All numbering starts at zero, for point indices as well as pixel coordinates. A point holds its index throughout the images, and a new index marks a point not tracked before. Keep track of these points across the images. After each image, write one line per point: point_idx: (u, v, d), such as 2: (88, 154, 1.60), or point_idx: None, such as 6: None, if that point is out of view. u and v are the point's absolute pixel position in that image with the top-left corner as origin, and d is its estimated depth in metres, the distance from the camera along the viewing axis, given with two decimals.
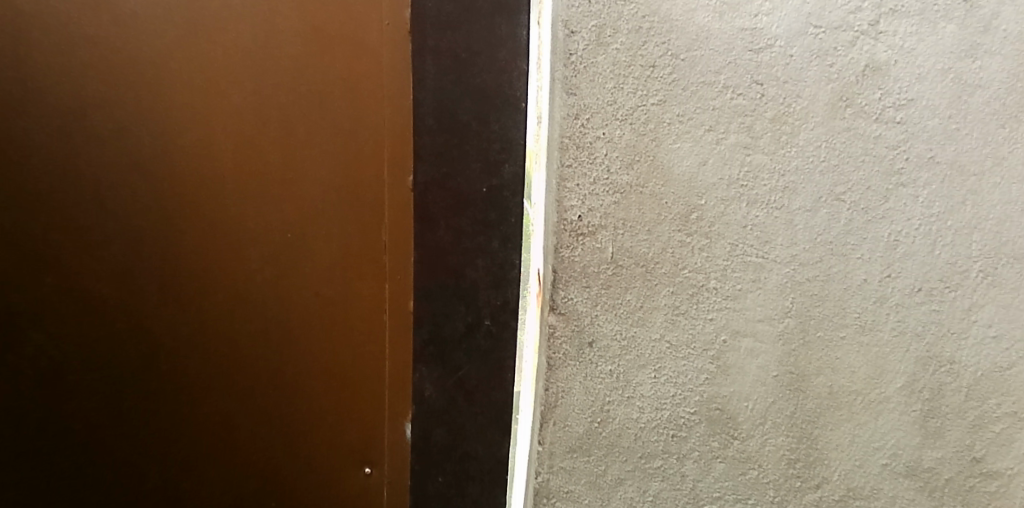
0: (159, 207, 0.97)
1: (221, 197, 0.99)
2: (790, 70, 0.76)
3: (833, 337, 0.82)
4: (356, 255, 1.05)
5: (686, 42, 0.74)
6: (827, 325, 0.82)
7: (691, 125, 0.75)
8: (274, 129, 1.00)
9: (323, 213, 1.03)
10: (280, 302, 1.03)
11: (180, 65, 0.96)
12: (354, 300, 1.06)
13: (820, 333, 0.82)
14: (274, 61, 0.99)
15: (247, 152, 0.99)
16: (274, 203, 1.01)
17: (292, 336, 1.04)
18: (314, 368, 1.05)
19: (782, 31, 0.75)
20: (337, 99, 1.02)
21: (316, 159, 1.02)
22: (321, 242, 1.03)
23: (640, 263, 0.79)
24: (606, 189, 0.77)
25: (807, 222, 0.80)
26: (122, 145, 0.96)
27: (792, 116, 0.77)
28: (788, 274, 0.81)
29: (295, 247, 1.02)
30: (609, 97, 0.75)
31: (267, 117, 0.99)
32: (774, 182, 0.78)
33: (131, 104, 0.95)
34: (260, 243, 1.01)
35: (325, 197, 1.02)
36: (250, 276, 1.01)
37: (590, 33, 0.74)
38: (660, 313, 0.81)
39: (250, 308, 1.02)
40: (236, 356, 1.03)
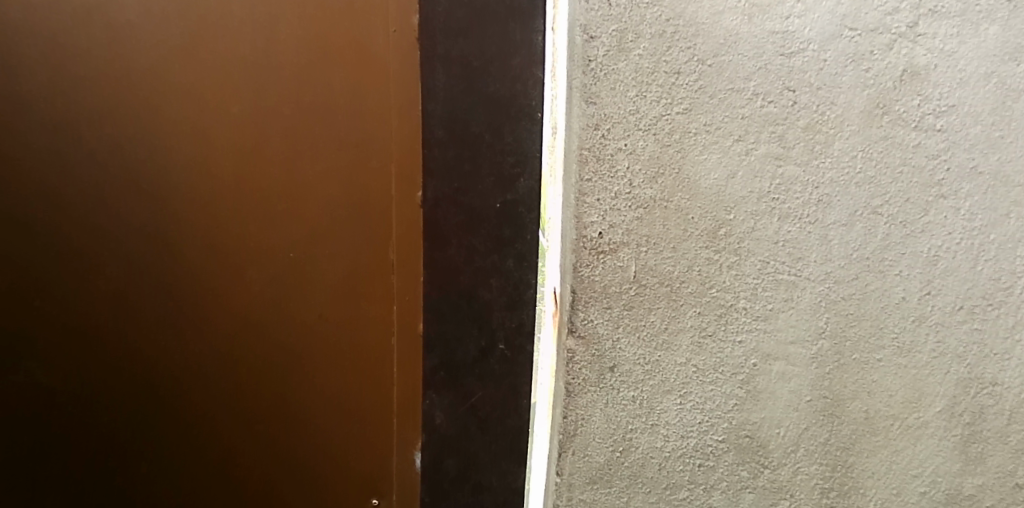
0: (167, 230, 0.95)
1: (224, 216, 0.95)
2: (824, 76, 0.71)
3: (870, 360, 0.77)
4: (361, 277, 0.98)
5: (713, 46, 0.69)
6: (863, 347, 0.77)
7: (718, 135, 0.71)
8: (276, 143, 0.94)
9: (326, 230, 0.97)
10: (282, 323, 0.99)
11: (180, 80, 0.92)
12: (361, 323, 0.99)
13: (856, 355, 0.77)
14: (275, 68, 0.93)
15: (251, 168, 0.95)
16: (277, 222, 0.96)
17: (296, 361, 1.00)
18: (316, 391, 1.01)
19: (815, 34, 0.70)
20: (342, 108, 0.94)
21: (320, 175, 0.95)
22: (325, 261, 0.98)
23: (665, 283, 0.74)
24: (628, 204, 0.72)
25: (842, 237, 0.75)
26: (125, 167, 0.93)
27: (826, 124, 0.72)
28: (822, 292, 0.76)
29: (298, 267, 0.98)
30: (632, 106, 0.70)
31: (270, 131, 0.94)
32: (807, 194, 0.73)
33: (130, 122, 0.92)
34: (264, 264, 0.97)
35: (329, 212, 0.97)
36: (254, 299, 0.98)
37: (610, 38, 0.70)
38: (686, 336, 0.76)
39: (252, 332, 0.99)
40: (242, 380, 1.00)
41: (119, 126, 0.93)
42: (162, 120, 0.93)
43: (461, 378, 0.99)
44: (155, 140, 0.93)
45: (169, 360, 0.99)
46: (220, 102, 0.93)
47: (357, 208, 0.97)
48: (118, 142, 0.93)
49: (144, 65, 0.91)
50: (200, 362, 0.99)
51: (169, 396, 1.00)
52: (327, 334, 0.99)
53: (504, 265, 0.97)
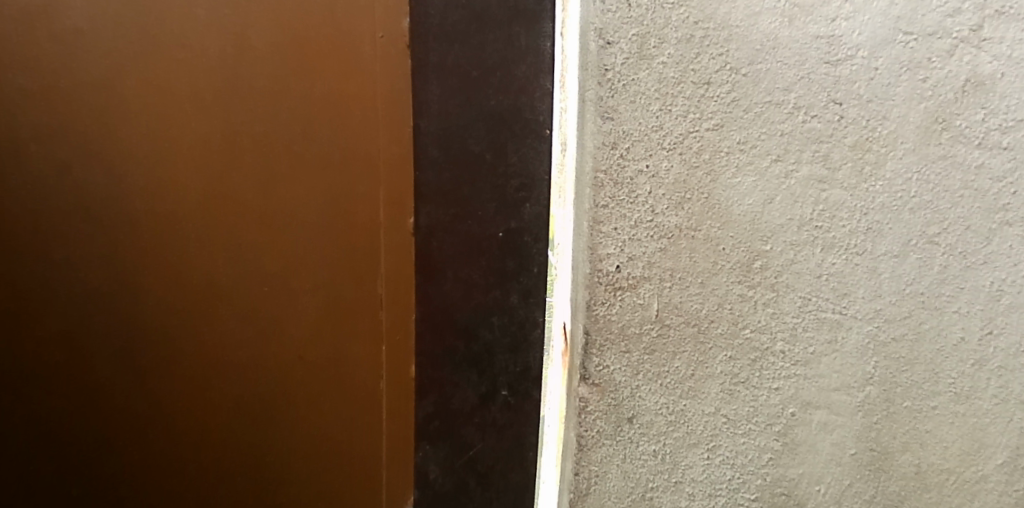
0: (141, 257, 0.85)
1: (190, 242, 0.84)
2: (875, 86, 0.61)
3: (923, 408, 0.67)
4: (340, 323, 0.82)
5: (749, 53, 0.60)
6: (915, 393, 0.67)
7: (754, 154, 0.61)
8: (244, 157, 0.81)
9: (306, 256, 0.82)
10: (255, 366, 0.85)
11: (134, 93, 0.82)
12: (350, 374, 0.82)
13: (907, 403, 0.67)
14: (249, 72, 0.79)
15: (230, 188, 0.82)
16: (249, 248, 0.83)
17: (265, 413, 0.85)
18: (296, 446, 0.85)
19: (865, 38, 0.61)
20: (327, 114, 0.79)
21: (292, 193, 0.81)
22: (302, 295, 0.83)
23: (691, 323, 0.64)
24: (650, 234, 0.62)
25: (894, 270, 0.65)
26: (82, 187, 0.84)
27: (876, 141, 0.63)
28: (870, 333, 0.67)
29: (272, 299, 0.83)
30: (654, 121, 0.61)
31: (235, 144, 0.81)
32: (854, 222, 0.64)
33: (89, 141, 0.84)
34: (234, 297, 0.84)
35: (309, 236, 0.81)
36: (225, 335, 0.85)
37: (630, 44, 0.60)
38: (715, 383, 0.66)
39: (224, 372, 0.86)
40: (207, 431, 0.88)
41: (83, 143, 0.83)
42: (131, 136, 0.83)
43: (458, 429, 0.79)
44: (124, 156, 0.83)
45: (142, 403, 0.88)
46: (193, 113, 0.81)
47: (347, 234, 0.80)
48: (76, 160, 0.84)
49: (109, 73, 0.82)
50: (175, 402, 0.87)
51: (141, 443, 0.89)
52: (305, 381, 0.84)
53: (507, 301, 0.79)
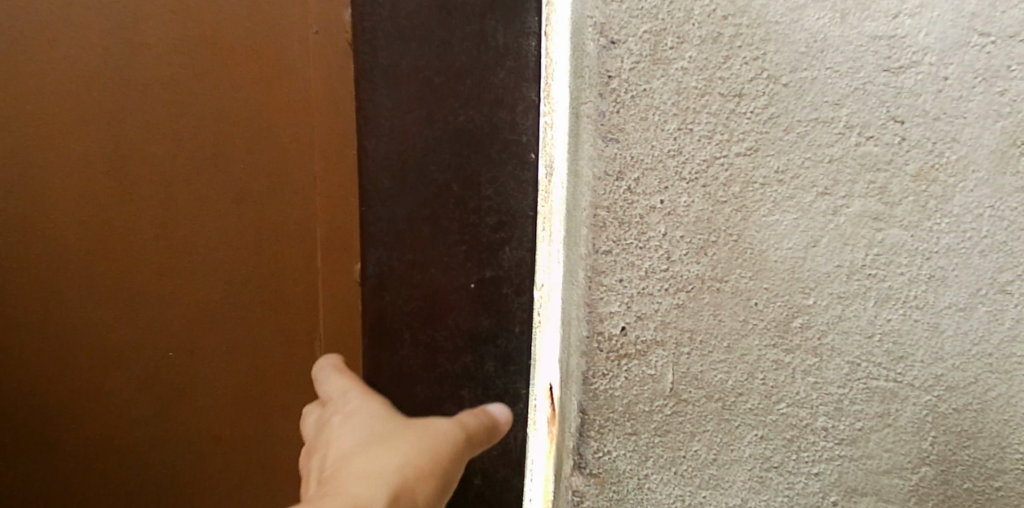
0: (146, 214, 1.19)
1: (163, 190, 1.19)
2: (945, 100, 0.49)
3: (986, 491, 0.55)
4: (286, 243, 1.26)
5: (791, 56, 0.47)
6: (977, 473, 0.54)
7: (796, 186, 0.48)
8: (210, 136, 1.19)
9: (255, 203, 1.23)
10: (208, 277, 1.23)
11: (128, 81, 1.15)
12: (303, 250, 1.26)
13: (968, 485, 0.55)
14: (216, 97, 1.18)
15: (186, 152, 1.19)
16: (207, 199, 1.21)
17: (217, 312, 1.25)
18: (237, 328, 1.26)
19: (935, 40, 0.48)
20: (264, 98, 1.21)
21: (244, 160, 1.21)
22: (250, 225, 1.23)
23: (714, 397, 0.51)
24: (664, 287, 0.49)
25: (958, 327, 0.53)
26: (81, 154, 1.14)
27: (944, 169, 0.50)
28: (928, 404, 0.54)
29: (222, 233, 1.22)
30: (671, 144, 0.47)
31: (200, 124, 1.19)
32: (915, 268, 0.51)
33: (86, 119, 1.14)
34: (193, 231, 1.21)
35: (256, 190, 1.23)
36: (192, 252, 1.22)
37: (641, 45, 0.46)
38: (742, 470, 0.53)
39: (189, 285, 1.22)
40: (172, 336, 1.23)
41: (69, 163, 1.14)
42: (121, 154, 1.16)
43: None
44: (108, 140, 1.15)
45: (136, 352, 1.22)
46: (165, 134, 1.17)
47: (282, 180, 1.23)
48: (79, 140, 1.14)
49: (98, 65, 1.13)
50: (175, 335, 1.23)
51: (142, 382, 1.23)
52: (257, 286, 1.26)
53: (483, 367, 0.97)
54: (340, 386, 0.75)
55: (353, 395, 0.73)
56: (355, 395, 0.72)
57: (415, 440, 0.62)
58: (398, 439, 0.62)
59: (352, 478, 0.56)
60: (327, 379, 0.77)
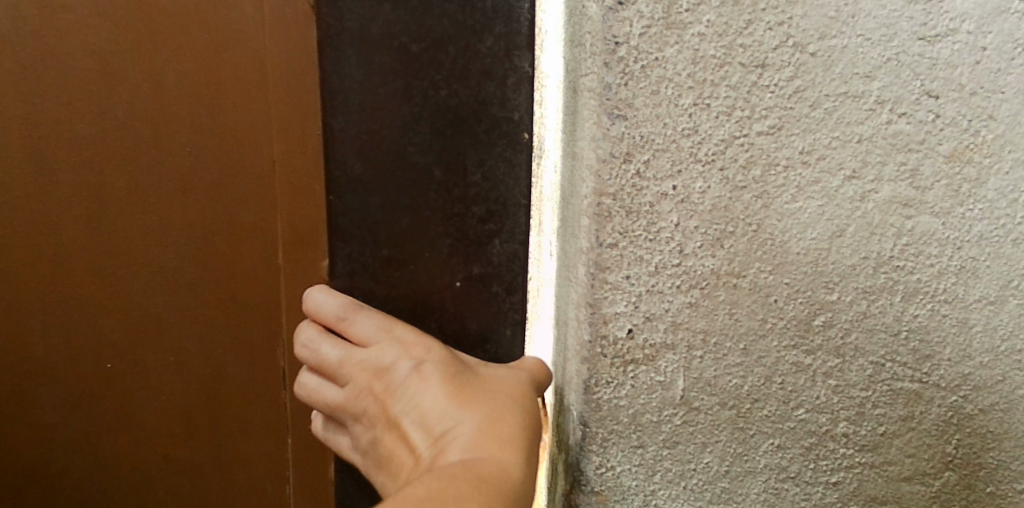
0: (61, 262, 0.75)
1: (71, 225, 0.73)
2: (982, 73, 0.44)
3: (1010, 495, 0.51)
4: (243, 277, 0.73)
5: (820, 22, 0.41)
6: (1002, 477, 0.51)
7: (822, 168, 0.43)
8: (117, 130, 0.69)
9: (190, 223, 0.72)
10: (146, 353, 0.77)
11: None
12: (245, 346, 0.75)
13: (993, 490, 0.51)
14: (129, 96, 0.69)
15: (89, 164, 0.71)
16: (137, 234, 0.72)
17: (164, 396, 0.78)
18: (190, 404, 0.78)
19: (973, 6, 0.43)
20: (170, 38, 0.66)
21: (168, 154, 0.70)
22: (195, 264, 0.73)
23: (728, 404, 0.46)
24: (676, 283, 0.44)
25: (989, 322, 0.48)
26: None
27: (980, 150, 0.45)
28: (953, 405, 0.49)
29: (156, 276, 0.74)
30: (685, 121, 0.42)
31: (93, 111, 0.69)
32: (944, 258, 0.47)
33: None
34: (121, 288, 0.75)
35: (194, 205, 0.71)
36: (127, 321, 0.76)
37: (652, 5, 0.40)
38: (756, 482, 0.48)
39: (120, 366, 0.78)
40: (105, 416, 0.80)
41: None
42: (86, 175, 0.71)
43: None
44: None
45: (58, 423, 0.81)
46: (131, 140, 0.70)
47: (212, 231, 0.72)
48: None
49: None
50: (70, 427, 0.81)
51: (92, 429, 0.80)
52: (209, 354, 0.76)
53: None
54: (360, 322, 0.51)
55: (389, 331, 0.50)
56: (395, 325, 0.50)
57: (492, 386, 0.47)
58: (476, 385, 0.47)
59: (509, 454, 0.43)
60: (323, 303, 0.52)
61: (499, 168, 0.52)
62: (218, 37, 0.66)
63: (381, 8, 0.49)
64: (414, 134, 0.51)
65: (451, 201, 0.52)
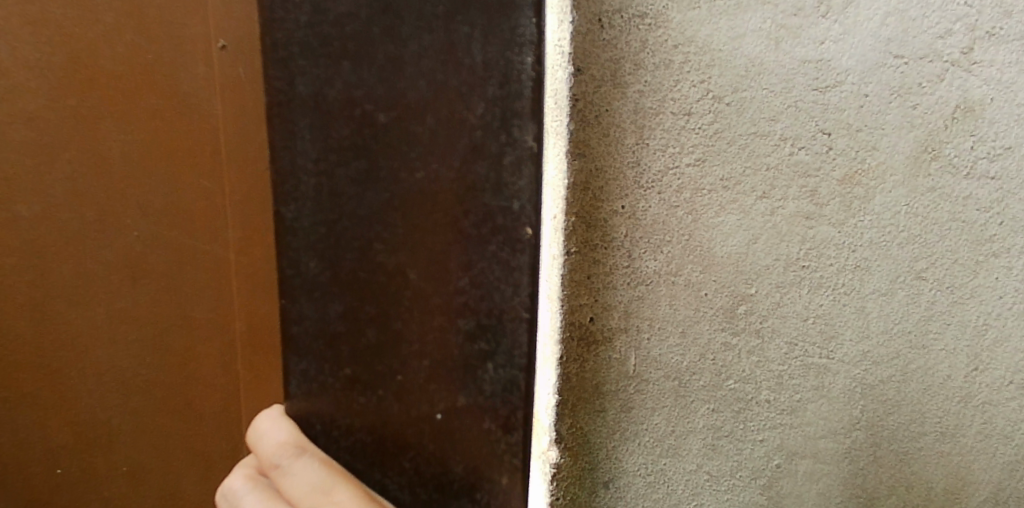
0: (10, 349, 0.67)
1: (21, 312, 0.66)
2: (866, 114, 0.56)
3: (910, 450, 0.66)
4: (198, 368, 0.67)
5: (732, 80, 0.54)
6: (902, 437, 0.65)
7: (738, 191, 0.56)
8: (72, 213, 0.64)
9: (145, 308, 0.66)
10: (106, 449, 0.69)
11: None
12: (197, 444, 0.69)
13: (894, 447, 0.65)
14: (59, 171, 0.62)
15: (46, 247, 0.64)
16: (94, 319, 0.66)
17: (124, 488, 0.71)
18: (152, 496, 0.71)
19: (856, 63, 0.55)
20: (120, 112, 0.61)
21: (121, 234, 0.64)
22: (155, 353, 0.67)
23: (672, 376, 0.59)
24: (627, 281, 0.57)
25: (881, 308, 0.61)
26: None
27: (866, 174, 0.58)
28: (857, 377, 0.62)
29: (111, 365, 0.67)
30: (629, 156, 0.55)
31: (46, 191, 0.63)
32: (842, 259, 0.59)
33: None
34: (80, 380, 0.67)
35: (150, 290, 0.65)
36: (88, 417, 0.68)
37: (603, 70, 0.54)
38: (697, 439, 0.61)
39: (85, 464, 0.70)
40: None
41: None
42: (15, 254, 0.64)
43: None
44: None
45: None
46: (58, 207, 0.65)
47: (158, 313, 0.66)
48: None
49: None
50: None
51: None
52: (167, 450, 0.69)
53: None
54: (298, 472, 0.54)
55: (328, 492, 0.53)
56: (336, 488, 0.53)
57: None
58: None
59: None
60: (274, 431, 0.55)
61: (490, 273, 0.52)
62: (171, 101, 0.61)
63: (340, 66, 0.50)
64: (388, 228, 0.52)
65: (430, 309, 0.53)
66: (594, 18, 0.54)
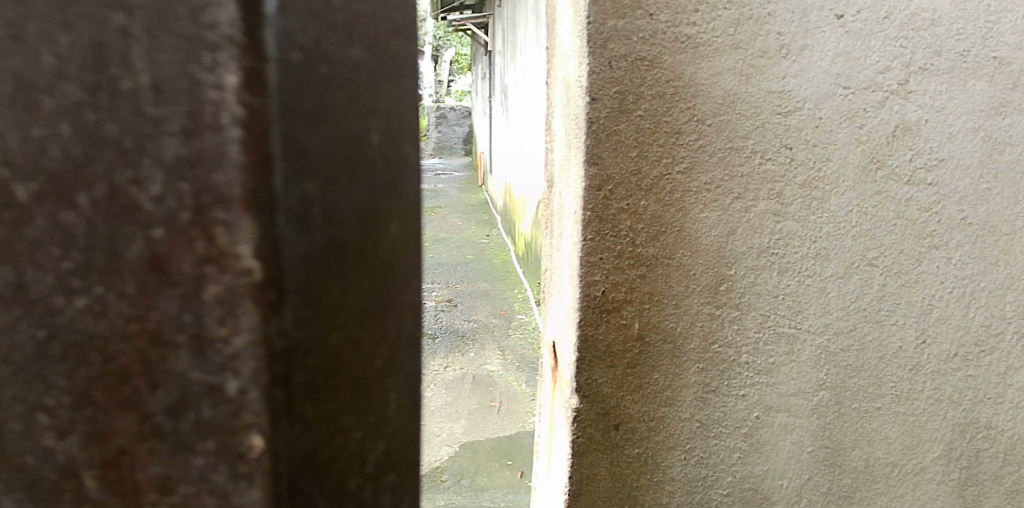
0: None
1: None
2: (820, 132, 0.72)
3: (869, 409, 0.79)
4: None
5: (712, 107, 0.70)
6: (861, 397, 0.79)
7: (718, 193, 0.72)
8: None
9: None
10: None
11: None
12: None
13: (855, 405, 0.79)
14: None
15: None
16: None
17: None
18: None
19: (811, 93, 0.71)
20: None
21: None
22: None
23: (668, 339, 0.74)
24: (630, 263, 0.72)
25: (839, 289, 0.76)
26: None
27: (823, 180, 0.73)
28: (822, 344, 0.77)
29: None
30: (633, 166, 0.70)
31: None
32: (805, 248, 0.74)
33: None
34: None
35: None
36: None
37: (611, 100, 0.69)
38: (690, 391, 0.76)
39: None
40: None
41: None
42: None
43: None
44: None
45: None
46: None
47: None
48: None
49: None
50: None
51: None
52: None
53: None
54: None
55: None
56: None
57: None
58: None
59: None
60: None
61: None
62: None
63: None
64: (51, 391, 0.27)
65: None
66: (606, 62, 0.68)
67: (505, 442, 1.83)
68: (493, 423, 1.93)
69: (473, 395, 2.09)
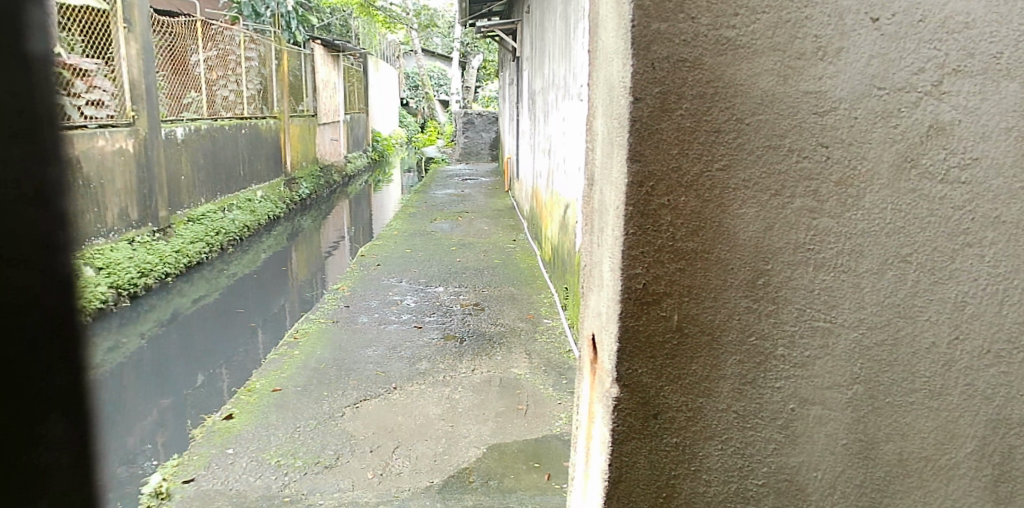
0: None
1: None
2: (855, 131, 0.74)
3: (902, 403, 0.80)
4: None
5: (751, 106, 0.73)
6: (895, 391, 0.80)
7: (756, 190, 0.74)
8: None
9: None
10: None
11: None
12: None
13: (889, 399, 0.80)
14: None
15: None
16: None
17: None
18: None
19: (847, 93, 0.74)
20: None
21: None
22: None
23: (706, 331, 0.77)
24: (670, 256, 0.75)
25: (874, 284, 0.78)
26: None
27: (858, 178, 0.75)
28: (856, 339, 0.79)
29: None
30: (674, 162, 0.73)
31: None
32: (840, 244, 0.76)
33: None
34: None
35: None
36: None
37: (654, 100, 0.72)
38: (727, 382, 0.78)
39: None
40: None
41: None
42: None
43: None
44: None
45: None
46: None
47: None
48: None
49: None
50: None
51: None
52: None
53: None
54: None
55: None
56: None
57: None
58: None
59: None
60: None
61: None
62: None
63: None
64: None
65: None
66: (649, 63, 0.72)
67: (530, 444, 1.85)
68: (520, 427, 1.95)
69: (500, 398, 2.11)
